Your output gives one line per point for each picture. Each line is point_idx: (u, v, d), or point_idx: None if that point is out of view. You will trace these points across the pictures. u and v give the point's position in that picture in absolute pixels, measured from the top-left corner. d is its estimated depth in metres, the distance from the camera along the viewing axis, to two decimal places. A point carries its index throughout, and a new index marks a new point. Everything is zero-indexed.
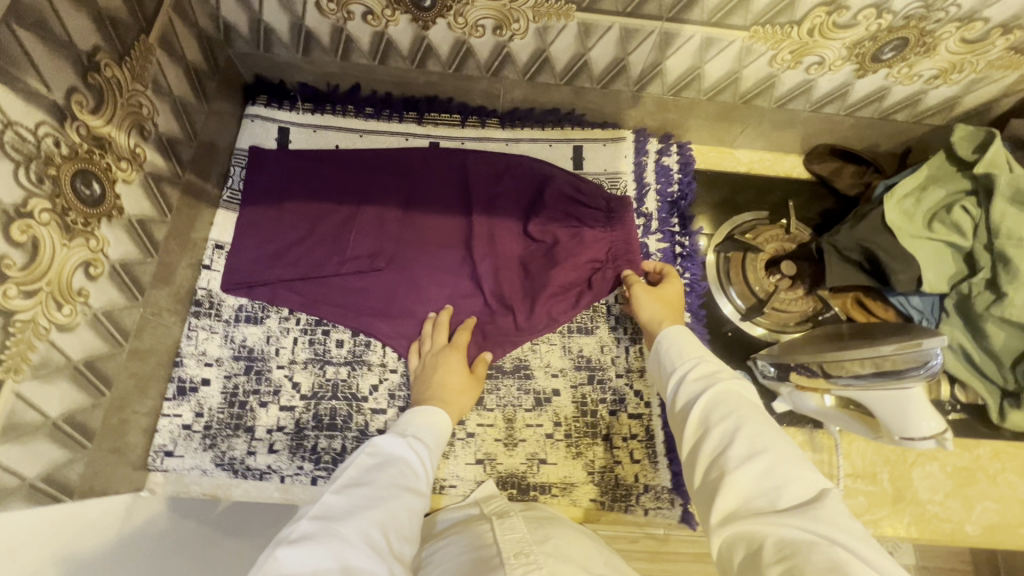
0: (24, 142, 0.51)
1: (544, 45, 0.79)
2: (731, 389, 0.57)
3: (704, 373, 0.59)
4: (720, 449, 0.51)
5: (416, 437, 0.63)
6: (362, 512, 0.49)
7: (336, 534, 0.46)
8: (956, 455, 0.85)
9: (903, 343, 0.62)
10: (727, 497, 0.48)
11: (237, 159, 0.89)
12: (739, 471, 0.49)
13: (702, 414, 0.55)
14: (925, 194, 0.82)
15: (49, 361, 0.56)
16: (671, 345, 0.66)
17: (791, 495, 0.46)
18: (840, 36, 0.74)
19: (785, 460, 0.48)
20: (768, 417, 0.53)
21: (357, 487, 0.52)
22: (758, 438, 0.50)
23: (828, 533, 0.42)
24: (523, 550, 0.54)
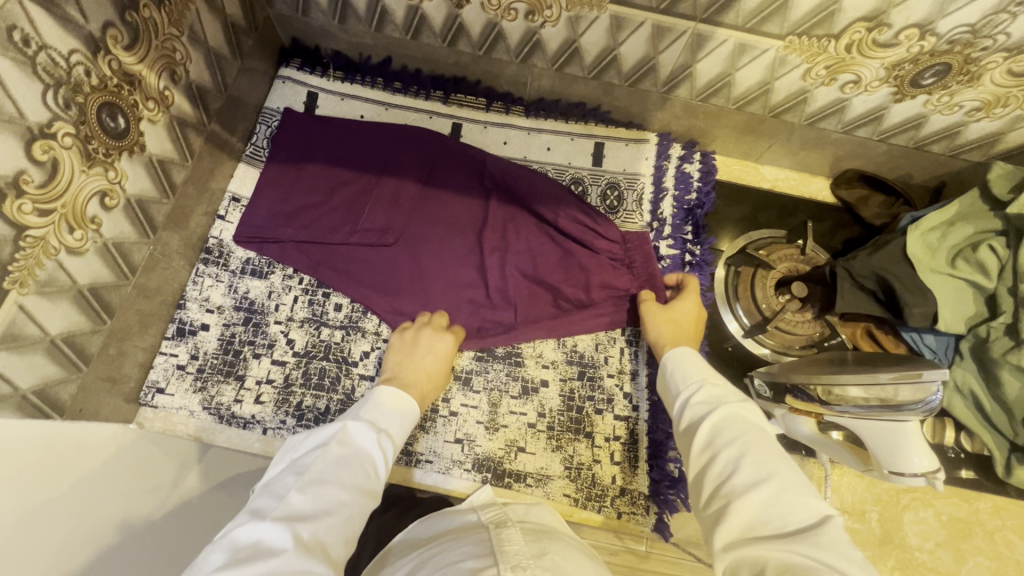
0: (56, 66, 0.53)
1: (575, 36, 0.79)
2: (736, 413, 0.57)
3: (709, 398, 0.59)
4: (724, 475, 0.51)
5: (389, 427, 0.61)
6: (327, 519, 0.48)
7: (299, 543, 0.45)
8: (953, 505, 0.81)
9: (902, 373, 0.60)
10: (730, 521, 0.47)
11: (265, 117, 0.91)
12: (743, 499, 0.48)
13: (706, 439, 0.55)
14: (952, 230, 0.79)
15: (55, 280, 0.58)
16: (676, 367, 0.66)
17: (796, 521, 0.46)
18: (879, 55, 0.71)
19: (790, 487, 0.48)
20: (775, 445, 0.53)
21: (322, 486, 0.51)
22: (763, 465, 0.50)
23: (829, 558, 0.41)
24: (521, 564, 0.47)
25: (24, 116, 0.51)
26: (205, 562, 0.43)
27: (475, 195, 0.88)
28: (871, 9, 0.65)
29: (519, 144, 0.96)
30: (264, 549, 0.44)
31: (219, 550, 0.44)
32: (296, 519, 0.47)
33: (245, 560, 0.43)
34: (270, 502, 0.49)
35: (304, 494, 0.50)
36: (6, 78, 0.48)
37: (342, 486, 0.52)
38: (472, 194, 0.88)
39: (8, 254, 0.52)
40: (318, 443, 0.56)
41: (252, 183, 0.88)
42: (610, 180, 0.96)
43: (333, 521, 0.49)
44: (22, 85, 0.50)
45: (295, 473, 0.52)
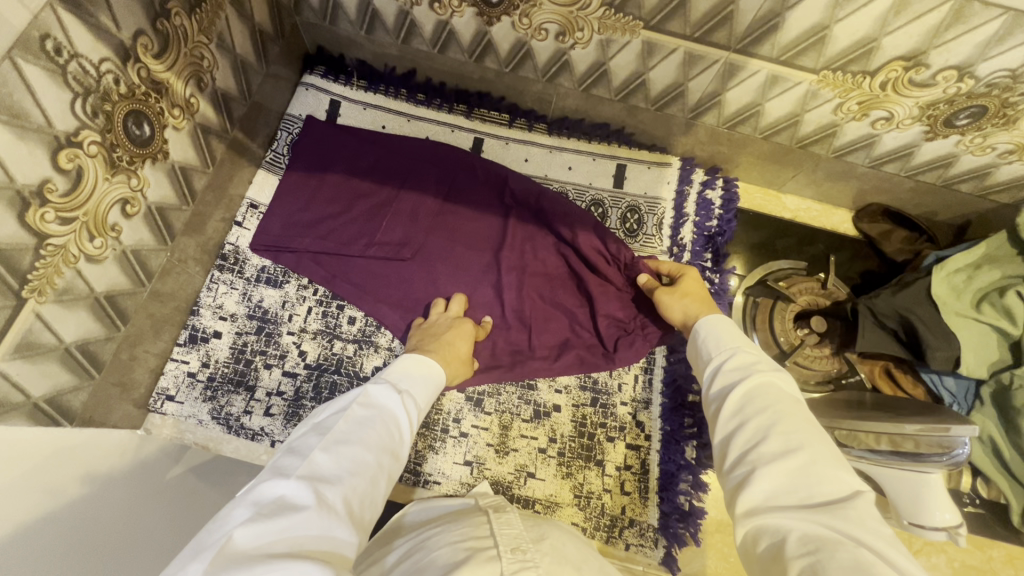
0: (86, 74, 0.52)
1: (605, 58, 0.78)
2: (770, 381, 0.53)
3: (742, 364, 0.55)
4: (751, 443, 0.48)
5: (409, 389, 0.60)
6: (351, 479, 0.46)
7: (323, 502, 0.43)
8: (967, 551, 0.80)
9: (927, 426, 0.58)
10: (753, 489, 0.45)
11: (286, 124, 0.90)
12: (769, 467, 0.45)
13: (737, 405, 0.52)
14: (978, 273, 0.78)
15: (73, 288, 0.58)
16: (709, 334, 0.62)
17: (823, 495, 0.43)
18: (914, 94, 0.70)
19: (822, 460, 0.45)
20: (811, 416, 0.50)
21: (347, 446, 0.48)
22: (794, 433, 0.47)
23: (858, 534, 0.39)
24: (520, 547, 0.48)
25: (51, 125, 0.50)
26: (224, 518, 0.40)
27: (496, 211, 0.87)
28: (911, 49, 0.64)
29: (540, 161, 0.95)
30: (287, 505, 0.42)
31: (239, 506, 0.42)
32: (319, 479, 0.45)
33: (268, 516, 0.40)
34: (292, 458, 0.47)
35: (329, 452, 0.47)
36: (36, 87, 0.48)
37: (365, 445, 0.50)
38: (492, 210, 0.87)
39: (29, 264, 0.51)
40: (340, 403, 0.54)
41: (270, 190, 0.86)
42: (630, 204, 0.95)
43: (358, 481, 0.47)
44: (51, 93, 0.49)
45: (318, 433, 0.50)
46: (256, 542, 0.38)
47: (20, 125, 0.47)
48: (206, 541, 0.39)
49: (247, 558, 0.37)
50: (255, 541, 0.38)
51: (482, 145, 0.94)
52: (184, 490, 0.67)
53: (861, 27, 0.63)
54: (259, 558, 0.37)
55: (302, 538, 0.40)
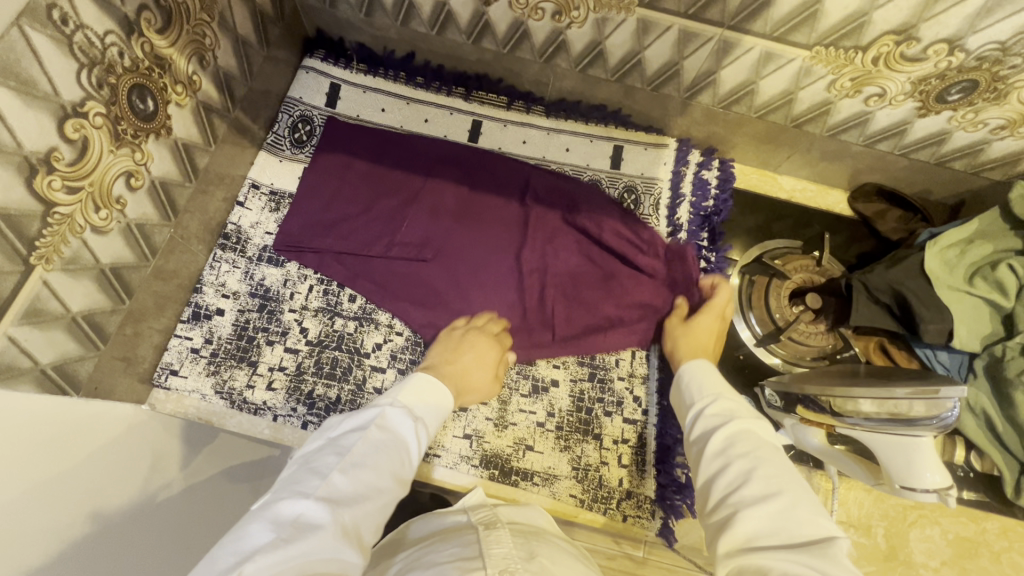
0: (91, 46, 0.54)
1: (601, 38, 0.80)
2: (747, 428, 0.57)
3: (724, 409, 0.60)
4: (733, 487, 0.51)
5: (424, 415, 0.62)
6: (363, 506, 0.49)
7: (337, 526, 0.46)
8: (960, 523, 0.81)
9: (918, 389, 0.60)
10: (736, 530, 0.48)
11: (287, 106, 0.91)
12: (750, 510, 0.48)
13: (719, 448, 0.55)
14: (972, 247, 0.79)
15: (79, 258, 0.59)
16: (693, 379, 0.67)
17: (801, 535, 0.46)
18: (906, 69, 0.71)
19: (801, 503, 0.48)
20: (789, 464, 0.53)
21: (361, 469, 0.51)
22: (775, 479, 0.50)
23: (833, 573, 0.41)
24: (509, 569, 0.48)
25: (58, 94, 0.51)
26: (246, 537, 0.43)
27: (514, 210, 0.88)
28: (901, 23, 0.65)
29: (538, 143, 0.96)
30: (304, 530, 0.44)
31: (261, 525, 0.44)
32: (335, 502, 0.47)
33: (289, 537, 0.43)
34: (311, 478, 0.49)
35: (345, 476, 0.50)
36: (42, 55, 0.49)
37: (379, 472, 0.52)
38: (510, 210, 0.88)
39: (36, 231, 0.53)
40: (358, 424, 0.56)
41: (271, 171, 0.88)
42: (627, 184, 0.96)
43: (368, 505, 0.50)
44: (57, 63, 0.50)
45: (335, 453, 0.52)
46: (277, 563, 0.41)
47: (28, 92, 0.48)
48: (227, 560, 0.41)
49: None
50: (273, 565, 0.41)
51: (480, 126, 0.95)
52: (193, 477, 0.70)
53: (851, 2, 0.64)
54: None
55: (315, 563, 0.42)
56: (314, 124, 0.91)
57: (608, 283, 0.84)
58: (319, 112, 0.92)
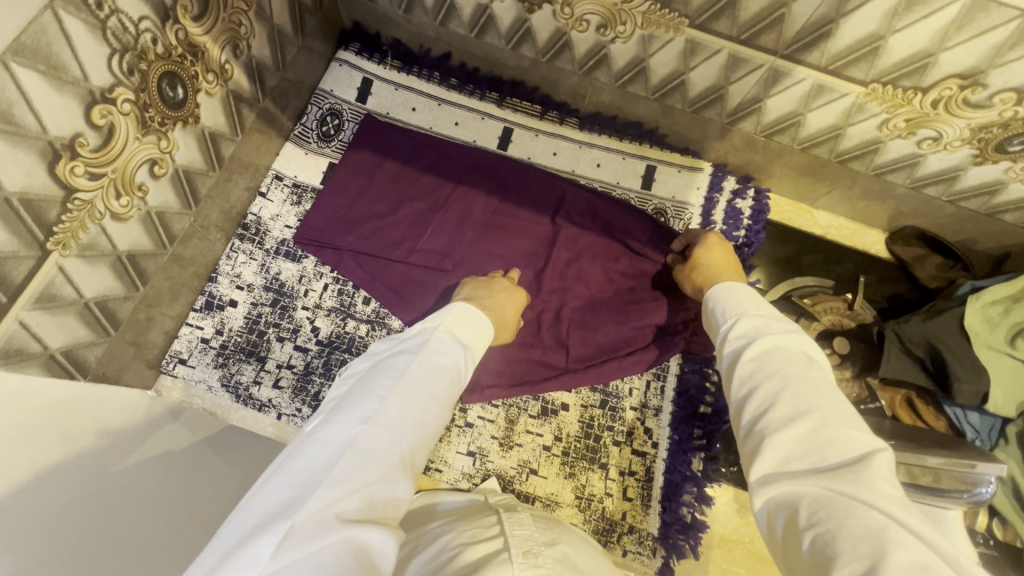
0: (125, 31, 0.52)
1: (645, 55, 0.77)
2: (777, 344, 0.51)
3: (751, 328, 0.54)
4: (760, 411, 0.46)
5: (471, 341, 0.61)
6: (418, 433, 0.48)
7: (393, 456, 0.44)
8: None
9: (951, 460, 0.57)
10: (767, 454, 0.43)
11: (317, 98, 0.90)
12: (779, 434, 0.43)
13: (747, 371, 0.50)
14: (1017, 306, 0.73)
15: (96, 245, 0.58)
16: (719, 302, 0.61)
17: (834, 455, 0.41)
18: (967, 115, 0.67)
19: (832, 419, 0.43)
20: (822, 376, 0.47)
21: (416, 394, 0.49)
22: (804, 397, 0.45)
23: (869, 498, 0.37)
24: (531, 551, 0.49)
25: (87, 79, 0.50)
26: (305, 463, 0.42)
27: (544, 230, 0.85)
28: (969, 67, 0.61)
29: (569, 156, 0.93)
30: (362, 455, 0.42)
31: (317, 451, 0.43)
32: (390, 429, 0.46)
33: (346, 469, 0.41)
34: (365, 401, 0.47)
35: (401, 401, 0.48)
36: (74, 40, 0.48)
37: (432, 399, 0.51)
38: (539, 228, 0.85)
39: (55, 216, 0.51)
40: (409, 350, 0.54)
41: (296, 163, 0.87)
42: (657, 207, 0.92)
43: (421, 433, 0.48)
44: (89, 48, 0.49)
45: (388, 377, 0.50)
46: (335, 498, 0.39)
47: (57, 77, 0.47)
48: (287, 489, 0.40)
49: (327, 514, 0.38)
50: (334, 495, 0.39)
51: (512, 134, 0.93)
52: (192, 455, 0.68)
53: (918, 40, 0.60)
54: (338, 514, 0.39)
55: (373, 494, 0.42)
56: (343, 118, 0.90)
57: (629, 307, 0.81)
58: (348, 107, 0.90)
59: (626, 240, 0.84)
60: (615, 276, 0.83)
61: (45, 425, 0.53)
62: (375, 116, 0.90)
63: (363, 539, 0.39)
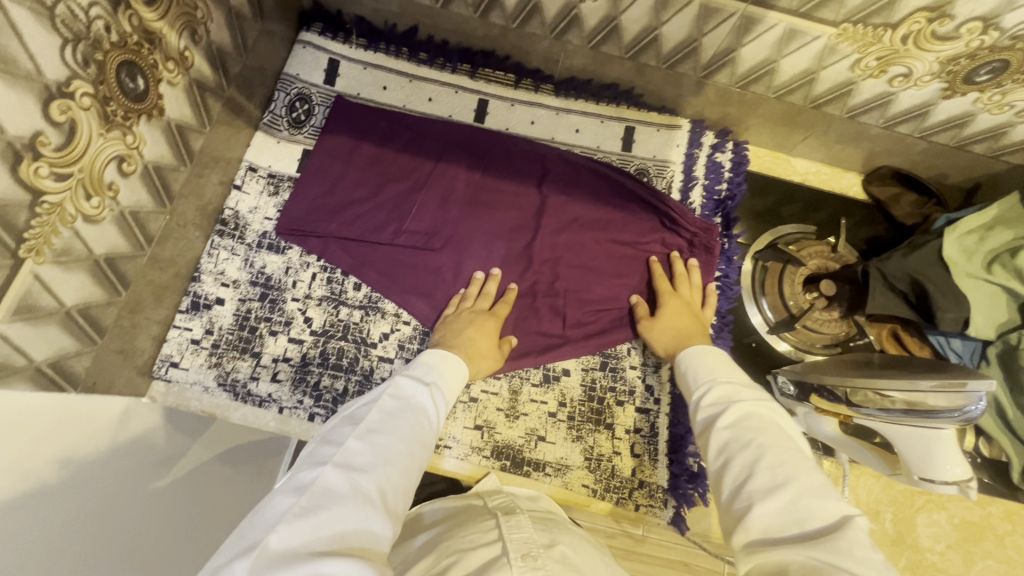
0: (75, 19, 0.49)
1: (616, 12, 0.76)
2: (754, 412, 0.56)
3: (721, 400, 0.59)
4: (740, 481, 0.49)
5: (435, 382, 0.63)
6: (387, 470, 0.48)
7: (359, 492, 0.44)
8: (966, 507, 0.81)
9: (943, 382, 0.57)
10: (749, 525, 0.46)
11: (283, 84, 0.87)
12: (762, 504, 0.46)
13: (723, 443, 0.54)
14: (992, 233, 0.76)
15: (71, 249, 0.55)
16: (693, 368, 0.67)
17: (814, 524, 0.44)
18: (935, 49, 0.68)
19: (809, 490, 0.46)
20: (796, 446, 0.51)
21: (379, 435, 0.51)
22: (781, 468, 0.48)
23: (844, 563, 0.39)
24: (530, 553, 0.50)
25: (42, 73, 0.47)
26: (267, 508, 0.42)
27: (530, 202, 0.86)
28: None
29: (547, 124, 0.92)
30: (323, 493, 0.43)
31: (282, 496, 0.43)
32: (355, 469, 0.46)
33: (309, 509, 0.41)
34: (328, 448, 0.48)
35: (362, 442, 0.49)
36: (23, 30, 0.45)
37: (399, 436, 0.52)
38: (525, 199, 0.86)
39: (25, 221, 0.49)
40: (371, 396, 0.57)
41: (269, 153, 0.84)
42: (639, 168, 0.92)
43: (392, 469, 0.48)
44: (40, 40, 0.46)
45: (350, 424, 0.52)
46: (297, 538, 0.39)
47: (9, 71, 0.44)
48: (251, 535, 0.40)
49: (292, 554, 0.38)
50: (294, 534, 0.40)
51: (487, 107, 0.91)
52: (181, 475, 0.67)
53: None
54: (303, 551, 0.39)
55: (342, 530, 0.41)
56: (312, 103, 0.87)
57: (621, 273, 0.84)
58: (317, 90, 0.87)
59: (613, 208, 0.86)
60: (604, 243, 0.85)
61: (35, 436, 0.51)
62: (346, 98, 0.88)
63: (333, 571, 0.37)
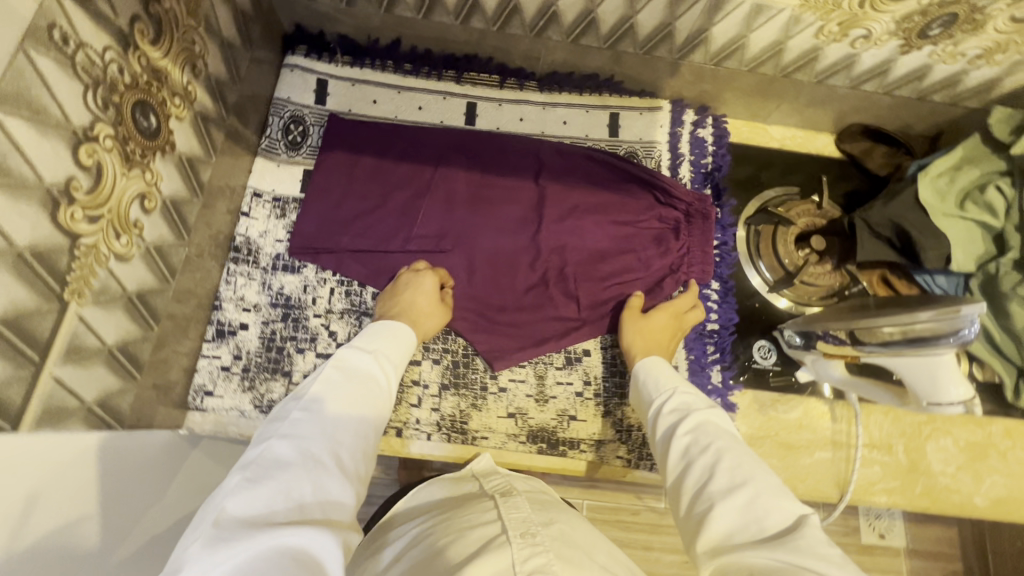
0: (93, 64, 0.51)
1: (592, 6, 0.80)
2: (709, 418, 0.63)
3: (680, 406, 0.66)
4: (704, 483, 0.56)
5: (379, 351, 0.68)
6: (336, 439, 0.54)
7: (304, 458, 0.50)
8: (969, 430, 0.87)
9: (942, 310, 0.63)
10: (712, 525, 0.52)
11: (276, 108, 0.89)
12: (723, 505, 0.53)
13: (686, 450, 0.61)
14: (960, 174, 0.83)
15: (108, 288, 0.57)
16: (652, 375, 0.73)
17: (771, 526, 0.50)
18: (890, 9, 0.74)
19: (763, 492, 0.53)
20: (750, 453, 0.58)
21: (321, 407, 0.56)
22: (738, 471, 0.55)
23: (797, 558, 0.45)
24: (529, 531, 0.54)
25: (68, 119, 0.49)
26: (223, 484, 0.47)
27: (529, 194, 0.89)
28: None
29: (535, 119, 0.96)
30: (274, 465, 0.49)
31: (234, 472, 0.48)
32: (299, 438, 0.52)
33: (258, 480, 0.47)
34: (278, 424, 0.54)
35: (304, 416, 0.55)
36: (49, 80, 0.46)
37: (342, 408, 0.57)
38: (524, 192, 0.89)
39: (65, 265, 0.51)
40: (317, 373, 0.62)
41: (270, 177, 0.86)
42: (628, 151, 0.96)
43: (339, 434, 0.54)
44: (65, 88, 0.48)
45: (297, 400, 0.57)
46: (250, 507, 0.45)
47: (41, 121, 0.46)
48: (209, 509, 0.45)
49: (252, 519, 0.44)
50: (249, 503, 0.45)
51: (476, 109, 0.94)
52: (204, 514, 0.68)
53: None
54: (262, 516, 0.45)
55: (296, 493, 0.47)
56: (306, 124, 0.89)
57: (625, 253, 0.88)
58: (311, 111, 0.90)
59: (607, 191, 0.90)
60: (605, 224, 0.88)
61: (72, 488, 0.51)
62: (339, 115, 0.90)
63: (289, 537, 0.44)
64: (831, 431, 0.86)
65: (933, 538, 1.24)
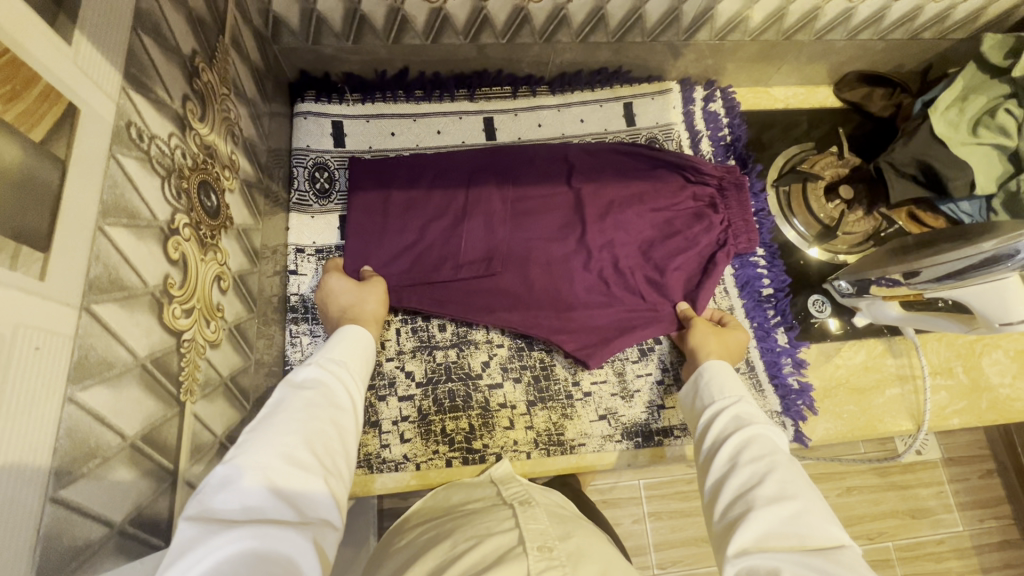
0: (165, 155, 0.49)
1: (602, 3, 0.81)
2: (766, 429, 0.61)
3: (737, 412, 0.64)
4: (747, 487, 0.54)
5: (335, 357, 0.61)
6: (285, 439, 0.48)
7: (254, 467, 0.45)
8: (1016, 340, 0.92)
9: (1004, 237, 0.65)
10: (747, 528, 0.50)
11: (298, 159, 0.86)
12: (763, 510, 0.51)
13: (734, 453, 0.59)
14: (968, 103, 0.86)
15: (209, 378, 0.55)
16: (710, 376, 0.70)
17: (814, 544, 0.48)
18: None
19: (814, 511, 0.50)
20: (804, 472, 0.56)
21: (271, 416, 0.50)
22: (788, 484, 0.53)
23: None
24: (547, 544, 0.50)
25: (156, 217, 0.47)
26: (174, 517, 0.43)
27: (566, 199, 0.87)
28: None
29: (553, 123, 0.96)
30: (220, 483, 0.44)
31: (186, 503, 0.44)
32: (248, 451, 0.46)
33: (208, 498, 0.42)
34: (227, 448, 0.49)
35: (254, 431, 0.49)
36: (137, 180, 0.44)
37: (289, 412, 0.51)
38: (560, 198, 0.87)
39: (177, 365, 0.49)
40: None
41: (309, 230, 0.84)
42: (648, 137, 0.97)
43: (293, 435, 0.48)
44: (149, 185, 0.46)
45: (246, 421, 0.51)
46: (199, 525, 0.41)
47: (136, 224, 0.44)
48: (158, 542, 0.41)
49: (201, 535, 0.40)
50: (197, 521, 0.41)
51: (494, 123, 0.94)
52: None
53: None
54: (217, 524, 0.41)
55: (249, 502, 0.43)
56: (331, 169, 0.87)
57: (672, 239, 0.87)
58: (332, 156, 0.88)
59: (640, 180, 0.89)
60: (648, 213, 0.87)
61: None
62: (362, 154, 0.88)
63: (246, 539, 0.40)
64: (895, 367, 0.90)
65: (972, 445, 1.31)
